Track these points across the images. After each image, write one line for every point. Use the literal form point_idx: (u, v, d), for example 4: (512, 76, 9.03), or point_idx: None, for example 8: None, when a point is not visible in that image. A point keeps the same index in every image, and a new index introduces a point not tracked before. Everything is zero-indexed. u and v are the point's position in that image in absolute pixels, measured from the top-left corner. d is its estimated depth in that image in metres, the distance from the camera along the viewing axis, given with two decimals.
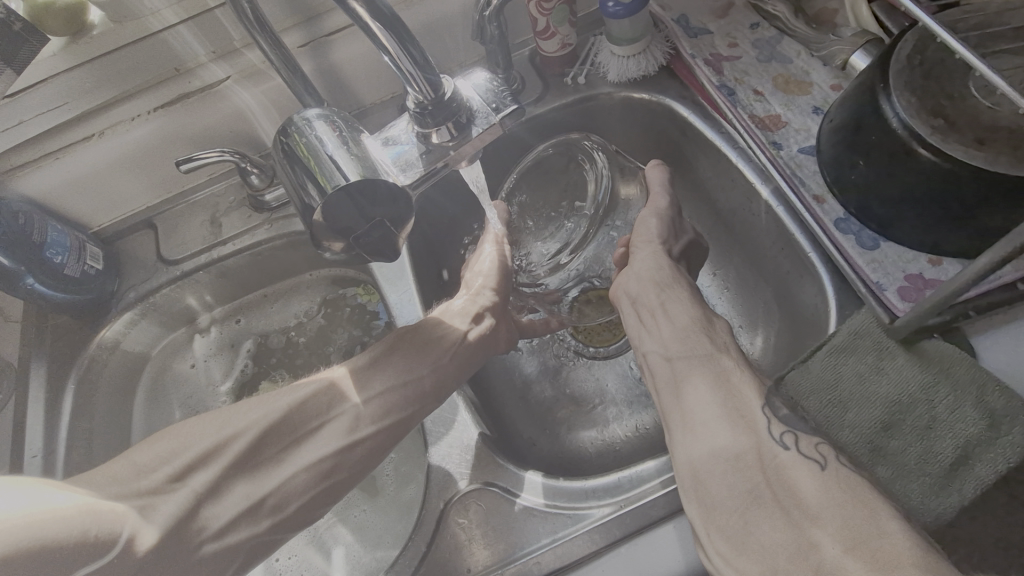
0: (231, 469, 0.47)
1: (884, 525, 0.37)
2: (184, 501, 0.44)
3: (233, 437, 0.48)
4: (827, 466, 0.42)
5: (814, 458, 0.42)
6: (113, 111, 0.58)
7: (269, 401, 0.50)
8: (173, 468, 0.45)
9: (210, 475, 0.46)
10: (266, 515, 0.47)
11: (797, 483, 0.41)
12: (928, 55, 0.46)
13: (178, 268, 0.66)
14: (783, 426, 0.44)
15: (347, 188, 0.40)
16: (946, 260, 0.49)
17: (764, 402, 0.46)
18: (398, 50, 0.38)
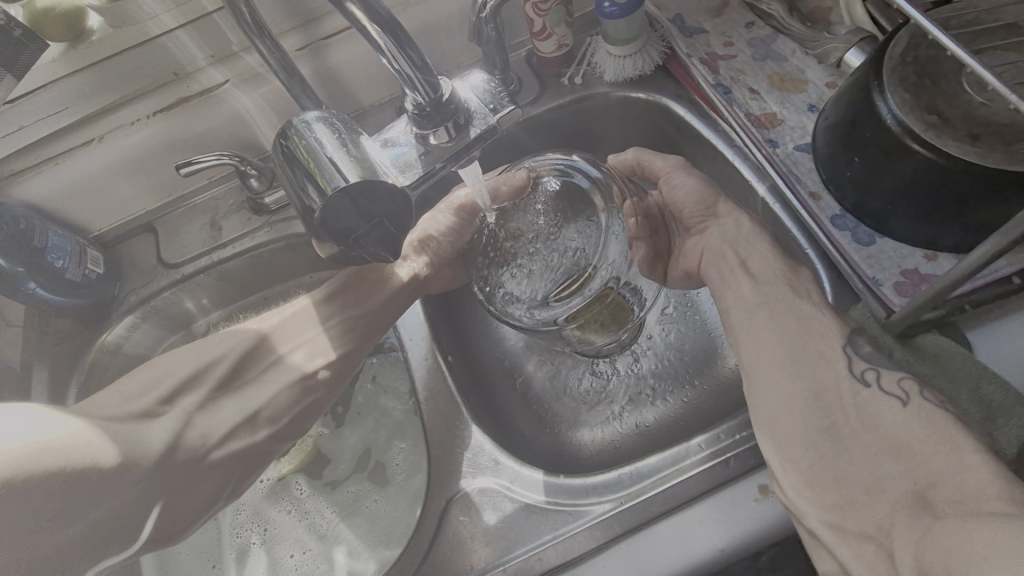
0: (219, 390, 0.54)
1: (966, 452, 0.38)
2: (178, 419, 0.51)
3: (212, 362, 0.54)
4: (910, 403, 0.42)
5: (897, 393, 0.43)
6: (113, 115, 0.59)
7: (239, 330, 0.57)
8: (160, 392, 0.52)
9: (198, 396, 0.53)
10: (262, 425, 0.54)
11: (888, 425, 0.42)
12: (921, 52, 0.46)
13: (178, 272, 0.66)
14: (867, 364, 0.45)
15: (346, 189, 0.40)
16: (941, 255, 0.50)
17: (847, 341, 0.46)
18: (396, 52, 0.39)
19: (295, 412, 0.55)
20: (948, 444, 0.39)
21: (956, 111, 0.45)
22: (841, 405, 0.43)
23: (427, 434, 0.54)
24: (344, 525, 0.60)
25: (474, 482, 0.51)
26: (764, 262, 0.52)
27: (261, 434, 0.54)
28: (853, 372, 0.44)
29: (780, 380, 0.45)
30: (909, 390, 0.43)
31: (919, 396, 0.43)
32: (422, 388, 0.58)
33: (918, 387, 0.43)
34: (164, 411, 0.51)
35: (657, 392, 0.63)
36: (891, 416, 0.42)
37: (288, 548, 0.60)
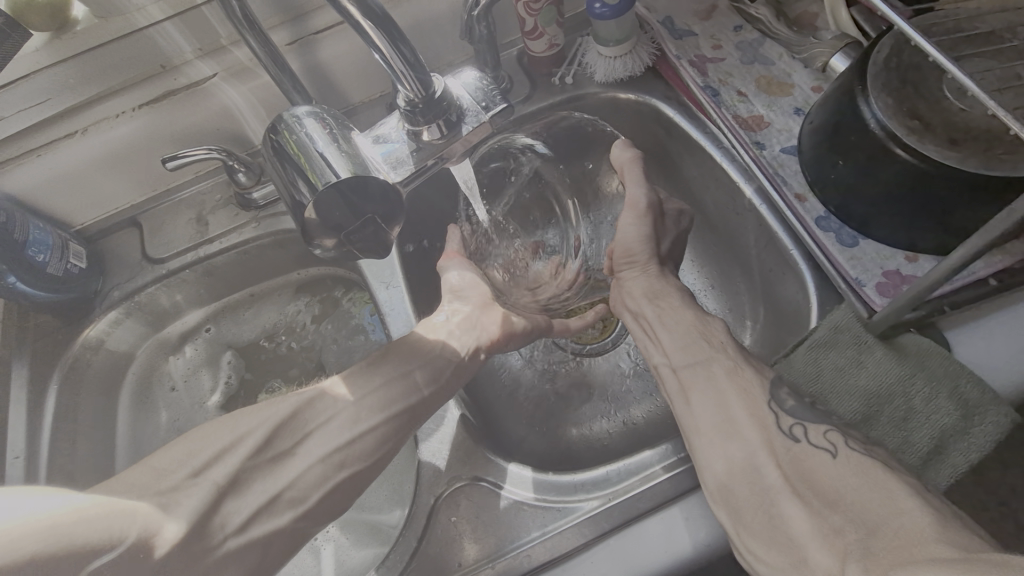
0: (254, 460, 0.46)
1: (902, 504, 0.38)
2: (207, 494, 0.44)
3: (246, 434, 0.47)
4: (838, 454, 0.42)
5: (823, 446, 0.43)
6: (96, 108, 0.58)
7: (273, 403, 0.49)
8: (193, 465, 0.45)
9: (231, 469, 0.45)
10: (286, 506, 0.46)
11: (816, 469, 0.42)
12: (905, 58, 0.47)
13: (163, 267, 0.65)
14: (792, 419, 0.44)
15: (337, 184, 0.40)
16: (923, 257, 0.51)
17: (769, 397, 0.46)
18: (390, 48, 0.38)
19: (326, 490, 0.48)
20: (883, 492, 0.39)
21: (935, 115, 0.45)
22: (775, 459, 0.43)
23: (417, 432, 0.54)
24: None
25: (463, 479, 0.51)
26: (678, 316, 0.54)
27: (285, 518, 0.46)
28: (778, 429, 0.44)
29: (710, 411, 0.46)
30: (835, 440, 0.43)
31: (845, 448, 0.42)
32: None
33: (841, 439, 0.43)
34: (192, 485, 0.44)
35: (645, 392, 0.63)
36: (821, 472, 0.42)
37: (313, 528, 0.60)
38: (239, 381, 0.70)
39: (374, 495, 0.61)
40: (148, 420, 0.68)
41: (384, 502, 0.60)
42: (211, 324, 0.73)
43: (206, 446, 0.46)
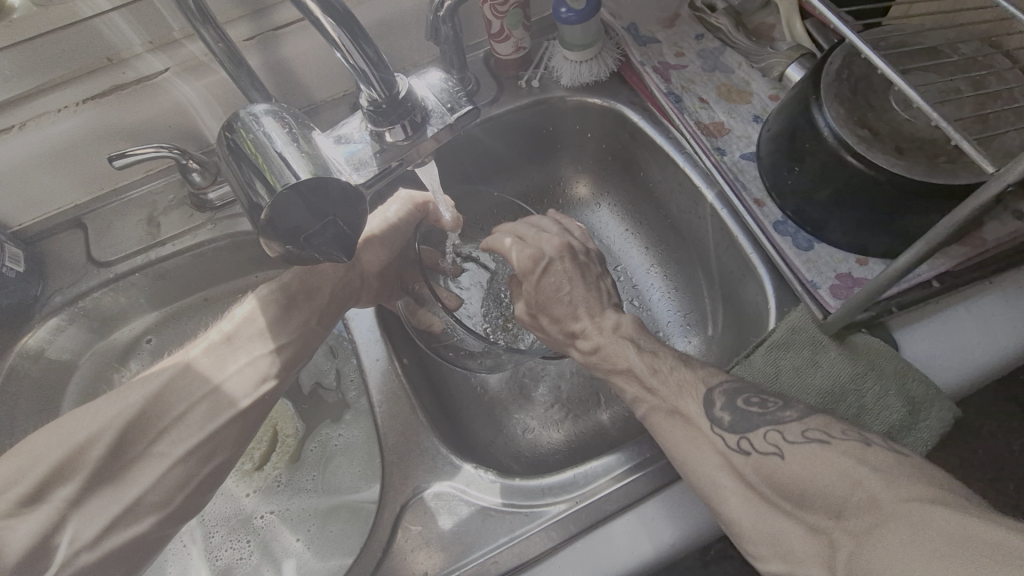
0: (96, 481, 0.45)
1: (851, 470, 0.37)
2: (46, 519, 0.43)
3: (88, 442, 0.44)
4: (786, 456, 0.40)
5: (771, 450, 0.41)
6: (35, 101, 0.55)
7: (122, 397, 0.47)
8: (25, 489, 0.43)
9: (74, 489, 0.44)
10: (146, 511, 0.46)
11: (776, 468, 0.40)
12: (855, 70, 0.49)
13: (110, 270, 0.62)
14: (737, 434, 0.42)
15: (297, 186, 0.39)
16: (872, 260, 0.53)
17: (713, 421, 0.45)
18: (351, 46, 0.37)
19: (187, 492, 0.47)
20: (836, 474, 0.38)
21: (884, 125, 0.47)
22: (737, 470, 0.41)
23: (382, 439, 0.53)
24: (329, 476, 0.61)
25: (429, 486, 0.50)
26: None
27: (146, 523, 0.46)
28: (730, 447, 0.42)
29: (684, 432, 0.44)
30: (778, 441, 0.41)
31: (789, 450, 0.40)
32: (376, 392, 0.56)
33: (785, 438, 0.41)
34: (33, 509, 0.43)
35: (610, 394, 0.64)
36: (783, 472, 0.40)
37: (288, 532, 0.58)
38: None
39: (347, 476, 0.60)
40: None
41: (360, 481, 0.59)
42: (152, 335, 0.69)
43: (55, 457, 0.44)
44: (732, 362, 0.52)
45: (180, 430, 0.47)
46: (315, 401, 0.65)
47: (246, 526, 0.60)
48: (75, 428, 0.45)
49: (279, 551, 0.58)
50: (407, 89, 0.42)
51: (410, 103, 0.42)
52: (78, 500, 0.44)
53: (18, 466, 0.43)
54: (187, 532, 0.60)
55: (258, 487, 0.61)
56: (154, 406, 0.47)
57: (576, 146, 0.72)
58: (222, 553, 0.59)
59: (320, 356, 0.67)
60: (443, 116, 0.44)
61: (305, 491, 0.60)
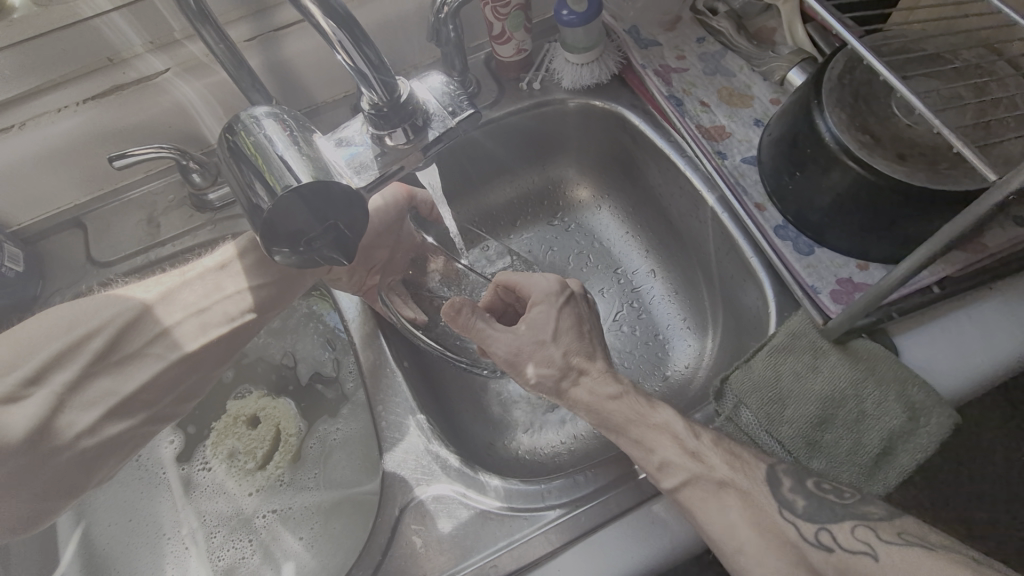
0: (95, 364, 0.49)
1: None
2: (46, 402, 0.46)
3: (87, 335, 0.48)
4: (881, 555, 0.40)
5: (861, 549, 0.40)
6: (36, 101, 0.55)
7: (121, 299, 0.51)
8: (24, 373, 0.46)
9: (71, 372, 0.48)
10: (137, 410, 0.50)
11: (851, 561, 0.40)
12: (856, 75, 0.49)
13: (110, 270, 0.62)
14: (814, 526, 0.42)
15: (298, 189, 0.38)
16: (873, 265, 0.53)
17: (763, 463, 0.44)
18: (352, 49, 0.37)
19: (174, 394, 0.52)
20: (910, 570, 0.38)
21: (885, 132, 0.47)
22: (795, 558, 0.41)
23: (381, 440, 0.53)
24: (330, 471, 0.61)
25: (428, 490, 0.50)
26: None
27: (132, 420, 0.49)
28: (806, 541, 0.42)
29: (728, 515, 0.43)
30: (867, 540, 0.41)
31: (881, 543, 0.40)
32: (376, 394, 0.56)
33: (874, 534, 0.41)
34: (30, 394, 0.46)
35: None
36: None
37: (290, 532, 0.58)
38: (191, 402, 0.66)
39: (348, 471, 0.60)
40: None
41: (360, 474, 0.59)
42: None
43: (59, 343, 0.48)
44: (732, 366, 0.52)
45: (175, 335, 0.51)
46: (310, 398, 0.65)
47: (247, 527, 0.60)
48: (75, 323, 0.49)
49: (279, 549, 0.58)
50: (409, 94, 0.42)
51: (412, 108, 0.42)
52: (77, 383, 0.48)
53: (11, 351, 0.47)
54: (190, 535, 0.60)
55: (260, 486, 0.61)
56: (134, 324, 0.50)
57: (577, 149, 0.72)
58: (223, 554, 0.59)
59: (317, 352, 0.67)
60: (444, 121, 0.44)
61: (306, 489, 0.60)
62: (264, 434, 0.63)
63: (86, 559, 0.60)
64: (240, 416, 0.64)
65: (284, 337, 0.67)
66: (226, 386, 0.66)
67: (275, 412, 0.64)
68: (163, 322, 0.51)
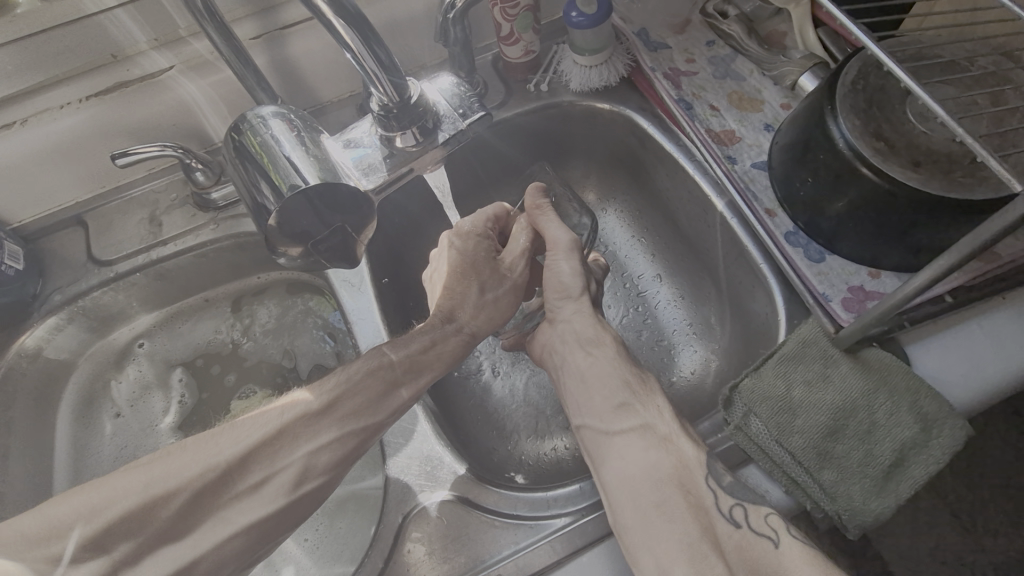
0: (157, 538, 0.39)
1: (795, 567, 0.40)
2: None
3: (161, 499, 0.40)
4: (781, 542, 0.42)
5: (766, 534, 0.42)
6: (37, 97, 0.54)
7: (209, 450, 0.42)
8: (79, 543, 0.37)
9: (132, 546, 0.39)
10: None
11: (753, 552, 0.41)
12: (871, 81, 0.49)
13: (111, 270, 0.61)
14: (732, 500, 0.44)
15: (305, 191, 0.38)
16: (885, 273, 0.53)
17: (707, 472, 0.45)
18: (362, 48, 0.36)
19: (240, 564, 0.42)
20: (821, 570, 0.40)
21: (900, 138, 0.46)
22: (712, 537, 0.42)
23: (384, 445, 0.52)
24: None
25: (433, 496, 0.50)
26: None
27: None
28: (721, 511, 0.43)
29: (654, 505, 0.43)
30: (777, 527, 0.42)
31: (787, 535, 0.42)
32: None
33: (784, 525, 0.43)
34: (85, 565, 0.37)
35: None
36: (764, 555, 0.41)
37: (291, 537, 0.57)
38: (192, 404, 0.65)
39: (352, 468, 0.60)
40: (90, 436, 0.63)
41: (365, 470, 0.59)
42: (146, 339, 0.68)
43: (129, 506, 0.39)
44: (741, 374, 0.51)
45: (263, 492, 0.43)
46: None
47: None
48: (154, 481, 0.40)
49: (278, 556, 0.57)
50: (420, 94, 0.42)
51: (424, 110, 0.42)
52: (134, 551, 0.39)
53: (69, 514, 0.38)
54: None
55: None
56: (217, 482, 0.42)
57: (585, 151, 0.71)
58: None
59: (317, 344, 0.68)
60: (455, 123, 0.44)
61: None
62: None
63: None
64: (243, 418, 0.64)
65: (282, 334, 0.69)
66: (229, 388, 0.66)
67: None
68: (248, 479, 0.43)
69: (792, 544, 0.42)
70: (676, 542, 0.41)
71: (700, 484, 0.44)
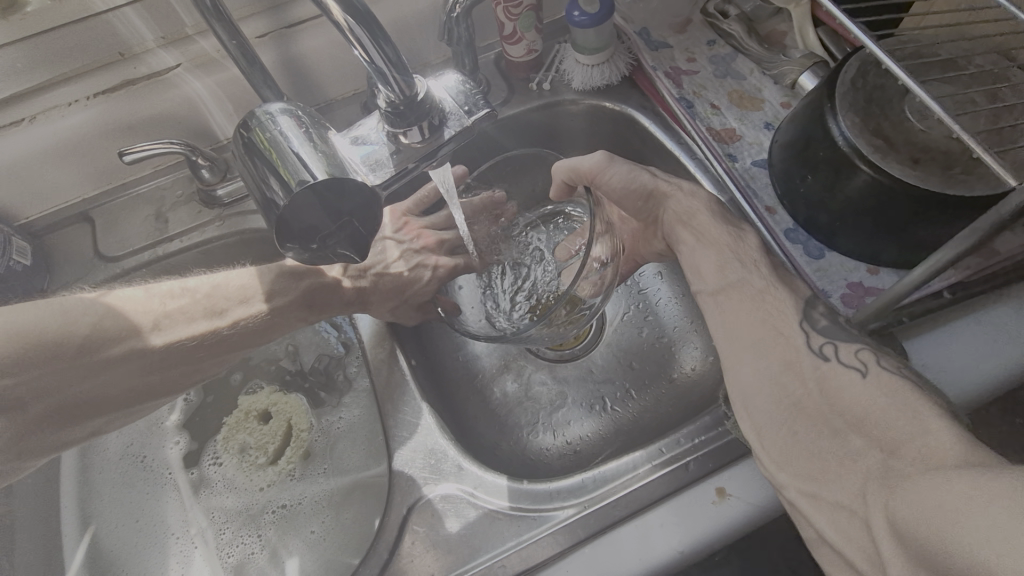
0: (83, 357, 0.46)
1: (927, 422, 0.36)
2: None
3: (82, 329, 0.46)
4: (869, 372, 0.42)
5: (855, 365, 0.42)
6: (47, 94, 0.54)
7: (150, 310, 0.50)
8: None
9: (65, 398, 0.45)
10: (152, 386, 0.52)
11: (843, 387, 0.41)
12: (870, 79, 0.49)
13: (117, 266, 0.62)
14: (823, 339, 0.44)
15: (313, 185, 0.38)
16: (883, 270, 0.53)
17: (802, 316, 0.46)
18: (369, 45, 0.37)
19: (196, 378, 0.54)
20: (911, 412, 0.38)
21: (898, 136, 0.47)
22: (800, 377, 0.43)
23: (388, 438, 0.53)
24: (339, 460, 0.62)
25: (437, 488, 0.50)
26: None
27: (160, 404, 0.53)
28: (811, 348, 0.44)
29: (757, 378, 0.44)
30: (866, 360, 0.42)
31: (876, 367, 0.42)
32: (383, 392, 0.56)
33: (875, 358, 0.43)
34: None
35: (616, 398, 0.64)
36: (849, 392, 0.41)
37: (297, 530, 0.58)
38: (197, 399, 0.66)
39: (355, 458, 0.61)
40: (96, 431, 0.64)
41: (367, 460, 0.60)
42: None
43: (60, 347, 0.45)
44: None
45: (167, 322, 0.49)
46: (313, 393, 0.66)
47: (253, 522, 0.59)
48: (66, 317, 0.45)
49: (283, 549, 0.57)
50: (424, 90, 0.42)
51: (429, 107, 0.42)
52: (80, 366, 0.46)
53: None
54: (199, 534, 0.60)
55: (271, 481, 0.61)
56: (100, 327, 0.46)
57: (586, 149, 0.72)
58: (232, 552, 0.58)
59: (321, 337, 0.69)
60: (462, 121, 0.44)
61: (316, 487, 0.60)
62: (275, 430, 0.63)
63: (91, 559, 0.59)
64: (251, 411, 0.65)
65: None
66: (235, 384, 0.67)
67: (286, 407, 0.65)
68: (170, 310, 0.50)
69: (881, 374, 0.41)
70: (766, 362, 0.43)
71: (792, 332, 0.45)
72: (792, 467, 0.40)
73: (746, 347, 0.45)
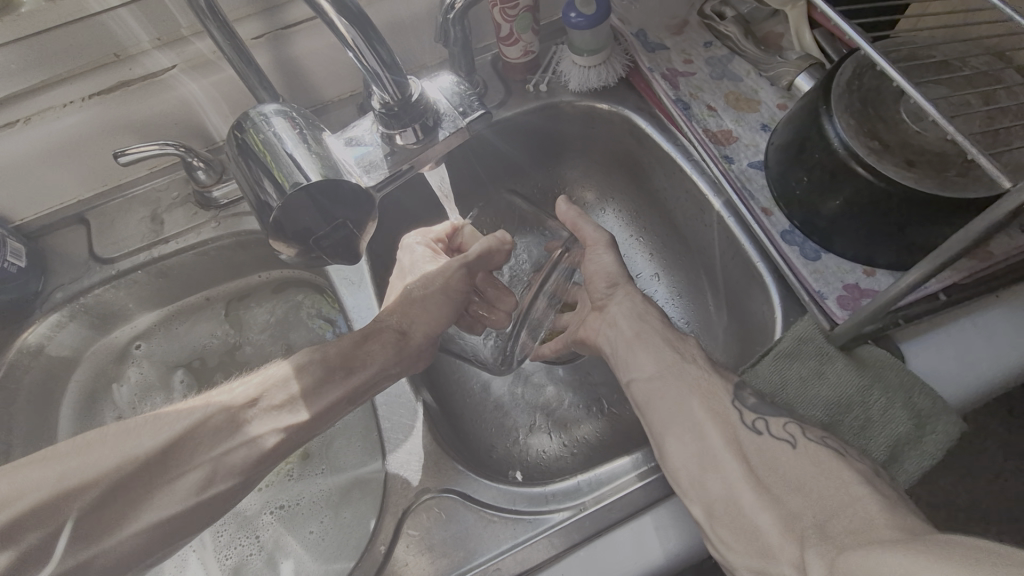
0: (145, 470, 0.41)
1: (850, 490, 0.40)
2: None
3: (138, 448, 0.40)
4: (798, 444, 0.44)
5: (784, 438, 0.44)
6: (41, 95, 0.54)
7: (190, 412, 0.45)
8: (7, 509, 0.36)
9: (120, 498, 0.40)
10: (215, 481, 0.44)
11: (778, 459, 0.43)
12: (865, 81, 0.49)
13: (113, 267, 0.61)
14: (754, 414, 0.46)
15: (307, 187, 0.38)
16: (879, 271, 0.53)
17: (732, 397, 0.47)
18: (363, 47, 0.37)
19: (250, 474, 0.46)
20: (836, 481, 0.41)
21: (893, 137, 0.47)
22: (740, 454, 0.44)
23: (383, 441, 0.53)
24: (336, 458, 0.62)
25: (432, 491, 0.50)
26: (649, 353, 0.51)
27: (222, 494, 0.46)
28: (744, 423, 0.45)
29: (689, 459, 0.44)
30: (794, 431, 0.45)
31: (803, 438, 0.44)
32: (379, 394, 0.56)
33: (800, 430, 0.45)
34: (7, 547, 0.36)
35: (612, 399, 0.64)
36: (784, 461, 0.43)
37: (293, 532, 0.58)
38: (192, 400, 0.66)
39: (353, 454, 0.62)
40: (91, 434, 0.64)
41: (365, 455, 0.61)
42: (143, 340, 0.69)
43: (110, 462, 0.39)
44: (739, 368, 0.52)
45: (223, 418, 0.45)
46: None
47: (249, 525, 0.59)
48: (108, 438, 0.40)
49: (279, 552, 0.57)
50: (420, 91, 0.42)
51: (425, 108, 0.42)
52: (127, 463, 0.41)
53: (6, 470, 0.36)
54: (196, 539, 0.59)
55: (269, 482, 0.61)
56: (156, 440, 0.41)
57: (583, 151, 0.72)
58: (228, 554, 0.58)
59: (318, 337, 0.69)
60: (456, 121, 0.44)
61: (312, 490, 0.60)
62: None
63: None
64: None
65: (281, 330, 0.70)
66: None
67: None
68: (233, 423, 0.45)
69: (808, 444, 0.44)
70: (718, 469, 0.43)
71: (726, 409, 0.46)
72: (731, 546, 0.40)
73: (669, 430, 0.46)
